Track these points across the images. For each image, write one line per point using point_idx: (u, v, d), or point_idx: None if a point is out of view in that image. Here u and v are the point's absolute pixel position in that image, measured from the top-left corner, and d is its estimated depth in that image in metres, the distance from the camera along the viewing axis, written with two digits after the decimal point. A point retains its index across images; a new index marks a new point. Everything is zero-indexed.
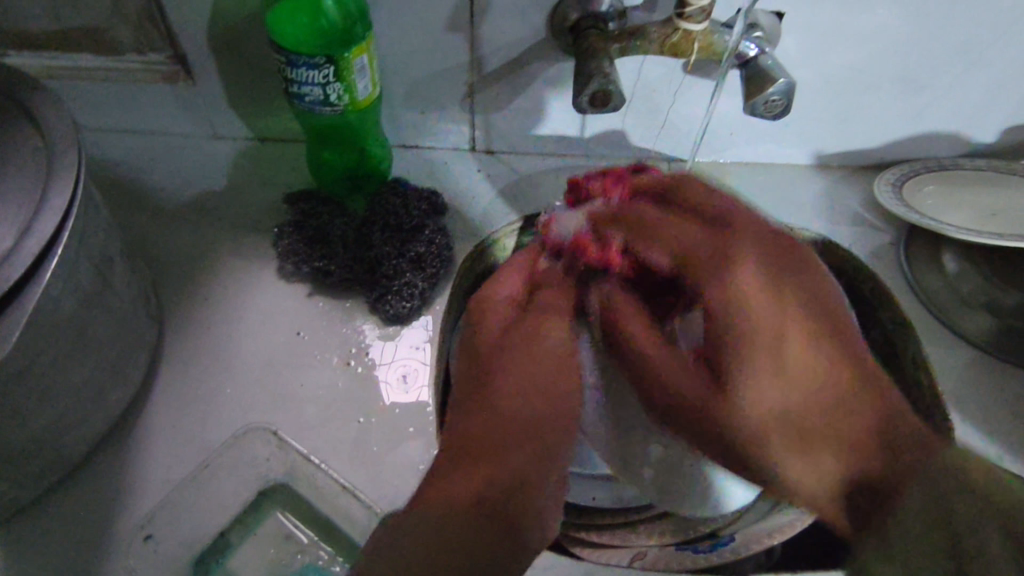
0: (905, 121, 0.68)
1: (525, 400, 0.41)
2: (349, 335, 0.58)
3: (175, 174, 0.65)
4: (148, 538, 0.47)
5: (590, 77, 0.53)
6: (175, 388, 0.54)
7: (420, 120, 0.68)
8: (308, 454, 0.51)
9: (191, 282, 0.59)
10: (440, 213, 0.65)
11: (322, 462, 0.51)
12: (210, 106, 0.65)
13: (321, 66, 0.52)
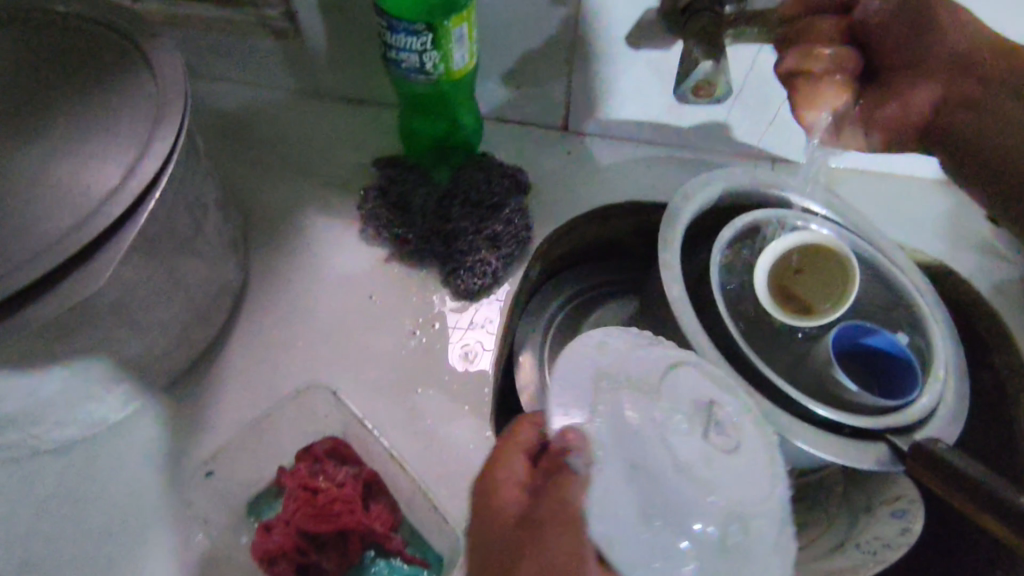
0: None
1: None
2: (419, 304, 0.58)
3: (276, 130, 0.68)
4: (208, 474, 0.51)
5: (698, 64, 0.49)
6: (251, 335, 0.56)
7: (517, 95, 0.66)
8: (364, 417, 0.53)
9: (279, 235, 0.61)
10: (523, 193, 0.64)
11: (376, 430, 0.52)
12: (316, 65, 0.66)
13: (420, 33, 0.51)
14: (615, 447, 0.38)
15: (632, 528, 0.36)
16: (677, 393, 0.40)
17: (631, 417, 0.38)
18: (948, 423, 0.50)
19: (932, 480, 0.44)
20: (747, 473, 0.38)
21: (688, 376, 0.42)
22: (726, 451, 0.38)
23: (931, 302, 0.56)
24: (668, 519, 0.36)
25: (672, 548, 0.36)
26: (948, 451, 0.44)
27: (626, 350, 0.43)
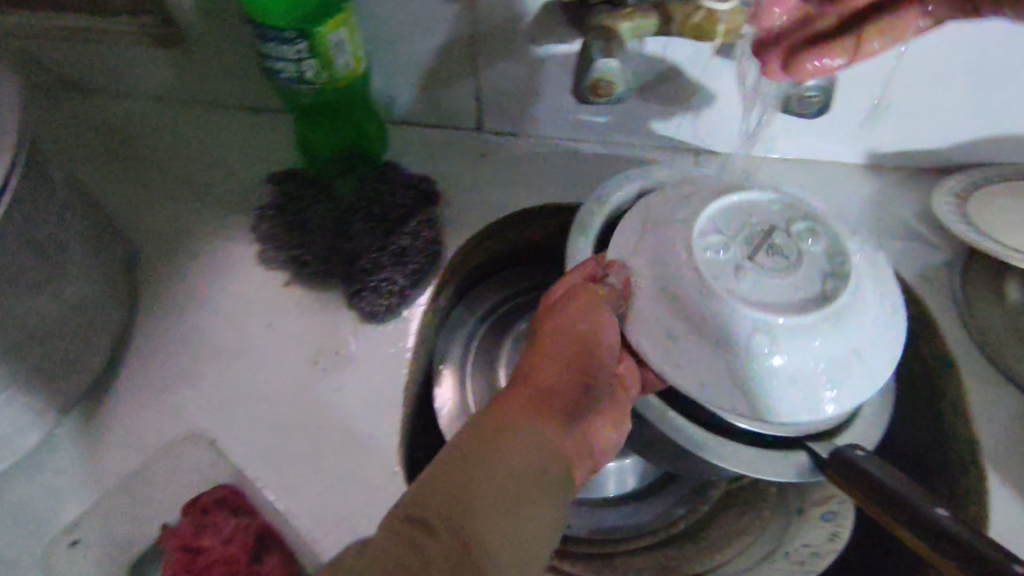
0: (980, 119, 0.58)
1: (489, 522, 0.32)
2: (320, 330, 0.55)
3: (166, 144, 0.63)
4: (74, 544, 0.47)
5: (597, 61, 0.47)
6: (137, 376, 0.52)
7: (423, 96, 0.62)
8: (244, 468, 0.48)
9: (170, 262, 0.57)
10: (433, 202, 0.59)
11: (259, 481, 0.48)
12: (203, 73, 0.61)
13: (293, 41, 0.46)
14: (655, 278, 0.44)
15: (711, 366, 0.42)
16: (709, 239, 0.44)
17: (683, 254, 0.43)
18: (871, 427, 0.48)
19: (850, 493, 0.42)
20: (788, 303, 0.42)
21: (719, 223, 0.45)
22: (781, 272, 0.43)
23: None
24: (736, 348, 0.41)
25: (718, 376, 0.41)
26: (868, 462, 0.42)
27: (665, 210, 0.46)
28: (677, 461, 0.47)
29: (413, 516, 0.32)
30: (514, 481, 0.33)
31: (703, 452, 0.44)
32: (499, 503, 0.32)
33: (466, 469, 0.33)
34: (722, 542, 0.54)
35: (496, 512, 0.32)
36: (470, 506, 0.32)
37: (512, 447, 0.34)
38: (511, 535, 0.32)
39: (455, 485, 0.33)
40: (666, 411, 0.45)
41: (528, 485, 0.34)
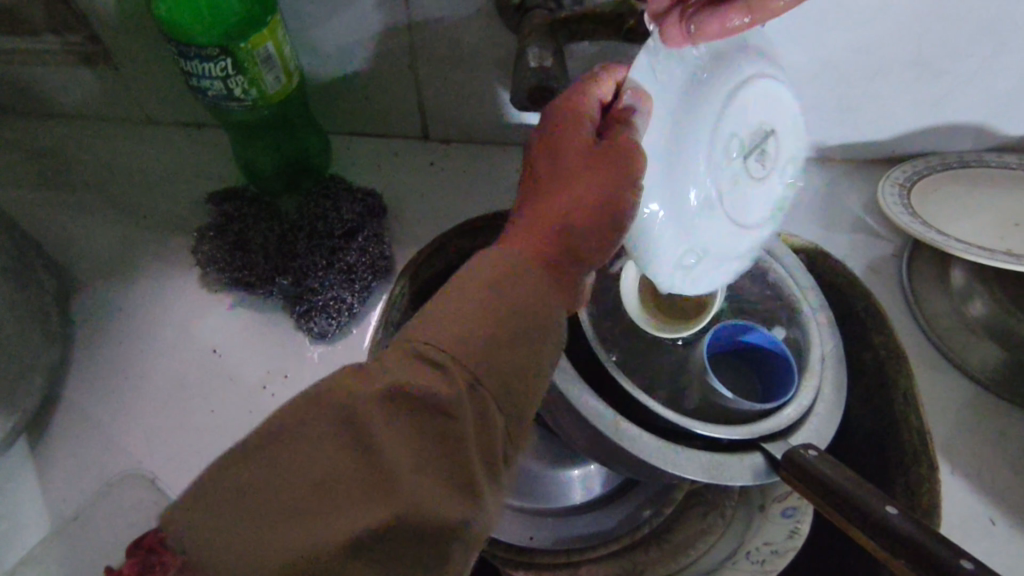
0: (922, 109, 0.59)
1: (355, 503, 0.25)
2: (266, 354, 0.53)
3: (101, 165, 0.61)
4: None
5: (529, 70, 0.44)
6: (77, 412, 0.51)
7: (367, 106, 0.60)
8: None
9: (108, 288, 0.55)
10: (379, 215, 0.58)
11: None
12: (135, 91, 0.59)
13: (216, 58, 0.45)
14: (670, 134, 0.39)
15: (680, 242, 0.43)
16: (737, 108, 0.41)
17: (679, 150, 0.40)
18: (822, 424, 0.48)
19: (803, 493, 0.42)
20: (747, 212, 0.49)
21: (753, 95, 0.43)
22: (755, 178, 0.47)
23: (807, 293, 0.53)
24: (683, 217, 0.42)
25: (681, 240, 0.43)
26: (820, 462, 0.42)
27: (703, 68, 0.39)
28: (634, 469, 0.47)
29: (416, 350, 0.28)
30: (519, 320, 0.30)
31: (652, 459, 0.44)
32: (506, 339, 0.29)
33: (458, 308, 0.29)
34: (688, 542, 0.54)
35: (500, 348, 0.29)
36: (477, 343, 0.29)
37: (510, 284, 0.31)
38: (513, 368, 0.29)
39: (454, 322, 0.29)
40: (618, 420, 0.45)
41: (522, 323, 0.30)
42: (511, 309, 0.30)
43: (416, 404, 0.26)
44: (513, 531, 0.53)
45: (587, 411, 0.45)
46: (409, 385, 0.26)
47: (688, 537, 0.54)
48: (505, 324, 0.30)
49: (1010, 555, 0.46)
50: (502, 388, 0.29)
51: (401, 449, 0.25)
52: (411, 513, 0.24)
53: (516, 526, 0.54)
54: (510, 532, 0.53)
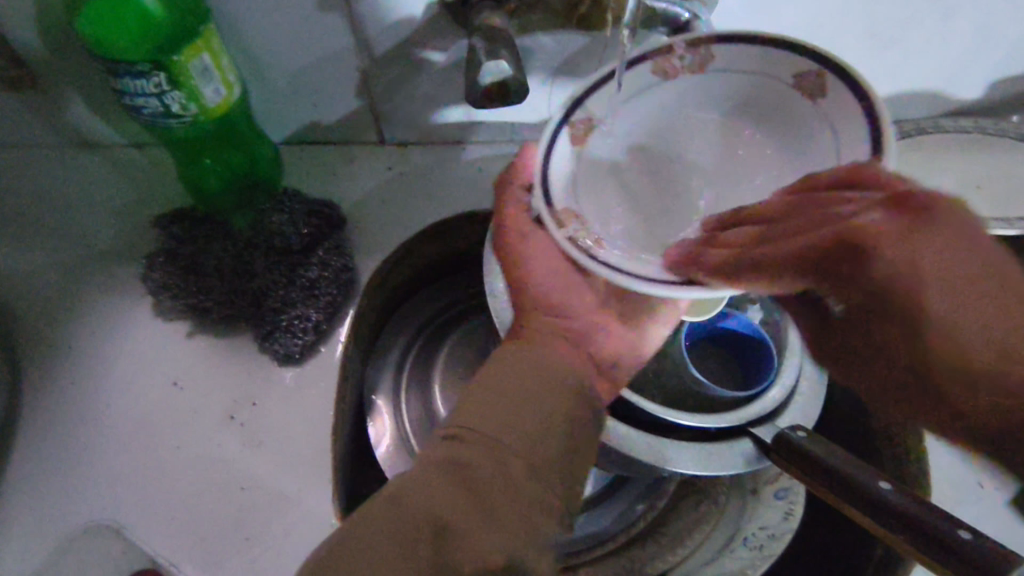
0: (879, 77, 0.58)
1: (468, 512, 0.31)
2: (232, 383, 0.50)
3: (35, 197, 0.57)
4: None
5: (484, 64, 0.42)
6: (30, 464, 0.48)
7: (315, 114, 0.57)
8: (155, 553, 0.45)
9: (54, 329, 0.52)
10: (339, 226, 0.55)
11: (174, 561, 0.45)
12: (65, 115, 0.55)
13: (148, 74, 0.42)
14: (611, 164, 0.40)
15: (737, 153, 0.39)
16: (602, 157, 0.40)
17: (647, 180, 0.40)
18: (808, 405, 0.47)
19: (797, 474, 0.42)
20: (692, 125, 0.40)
21: (597, 148, 0.40)
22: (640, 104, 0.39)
23: None
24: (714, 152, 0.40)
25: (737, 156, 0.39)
26: (809, 442, 0.42)
27: (579, 151, 0.39)
28: (624, 467, 0.45)
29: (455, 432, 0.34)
30: (560, 380, 0.37)
31: (643, 456, 0.43)
32: (531, 359, 0.37)
33: (505, 387, 0.36)
34: (682, 533, 0.53)
35: (528, 405, 0.35)
36: (512, 389, 0.36)
37: (528, 357, 0.38)
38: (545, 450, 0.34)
39: (488, 405, 0.35)
40: (607, 421, 0.44)
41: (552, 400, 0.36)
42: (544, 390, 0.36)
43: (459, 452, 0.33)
44: None
45: None
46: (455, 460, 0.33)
47: (681, 528, 0.53)
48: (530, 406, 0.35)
49: (1000, 515, 0.46)
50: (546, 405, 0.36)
51: (471, 480, 0.32)
52: (484, 513, 0.31)
53: None
54: None
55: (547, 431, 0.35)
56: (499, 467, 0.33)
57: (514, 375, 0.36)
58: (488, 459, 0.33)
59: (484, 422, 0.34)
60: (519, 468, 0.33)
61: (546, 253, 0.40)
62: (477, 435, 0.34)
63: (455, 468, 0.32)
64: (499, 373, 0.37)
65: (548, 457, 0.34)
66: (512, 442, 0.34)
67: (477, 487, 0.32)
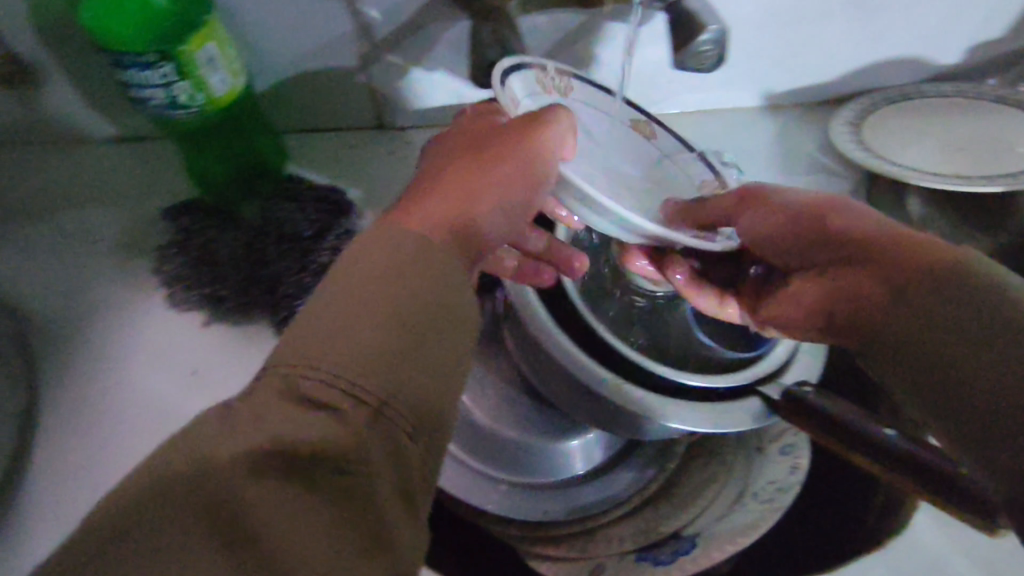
0: (861, 48, 0.61)
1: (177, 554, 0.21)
2: (252, 368, 0.51)
3: (35, 194, 0.57)
4: None
5: (491, 49, 0.45)
6: (51, 458, 0.48)
7: (315, 101, 0.57)
8: None
9: (62, 325, 0.52)
10: (346, 212, 0.56)
11: None
12: (63, 109, 0.55)
13: (155, 64, 0.42)
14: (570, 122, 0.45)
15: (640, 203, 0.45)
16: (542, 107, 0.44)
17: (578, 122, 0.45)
18: (811, 359, 0.50)
19: (810, 429, 0.43)
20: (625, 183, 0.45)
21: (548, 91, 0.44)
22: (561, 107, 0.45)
23: None
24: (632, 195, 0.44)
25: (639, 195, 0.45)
26: (815, 395, 0.45)
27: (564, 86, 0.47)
28: (635, 431, 0.47)
29: (306, 393, 0.23)
30: (411, 371, 0.25)
31: (659, 418, 0.45)
32: (396, 350, 0.25)
33: (347, 300, 0.25)
34: (693, 494, 0.55)
35: (333, 436, 0.23)
36: (351, 363, 0.24)
37: (427, 268, 0.27)
38: (418, 389, 0.25)
39: (352, 331, 0.24)
40: (622, 385, 0.46)
41: (437, 334, 0.26)
42: (418, 300, 0.26)
43: (216, 478, 0.22)
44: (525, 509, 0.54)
45: (589, 379, 0.45)
46: (296, 405, 0.23)
47: (692, 488, 0.55)
48: (412, 351, 0.25)
49: None
50: (360, 425, 0.23)
51: (217, 501, 0.22)
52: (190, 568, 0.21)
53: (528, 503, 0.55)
54: (522, 510, 0.54)
55: (374, 430, 0.23)
56: (298, 484, 0.22)
57: (422, 335, 0.26)
58: (264, 491, 0.22)
59: (256, 467, 0.22)
60: (315, 482, 0.22)
61: (503, 172, 0.34)
62: (237, 467, 0.22)
63: (239, 421, 0.23)
64: (324, 382, 0.23)
65: (396, 423, 0.24)
66: (319, 447, 0.22)
67: (241, 494, 0.22)
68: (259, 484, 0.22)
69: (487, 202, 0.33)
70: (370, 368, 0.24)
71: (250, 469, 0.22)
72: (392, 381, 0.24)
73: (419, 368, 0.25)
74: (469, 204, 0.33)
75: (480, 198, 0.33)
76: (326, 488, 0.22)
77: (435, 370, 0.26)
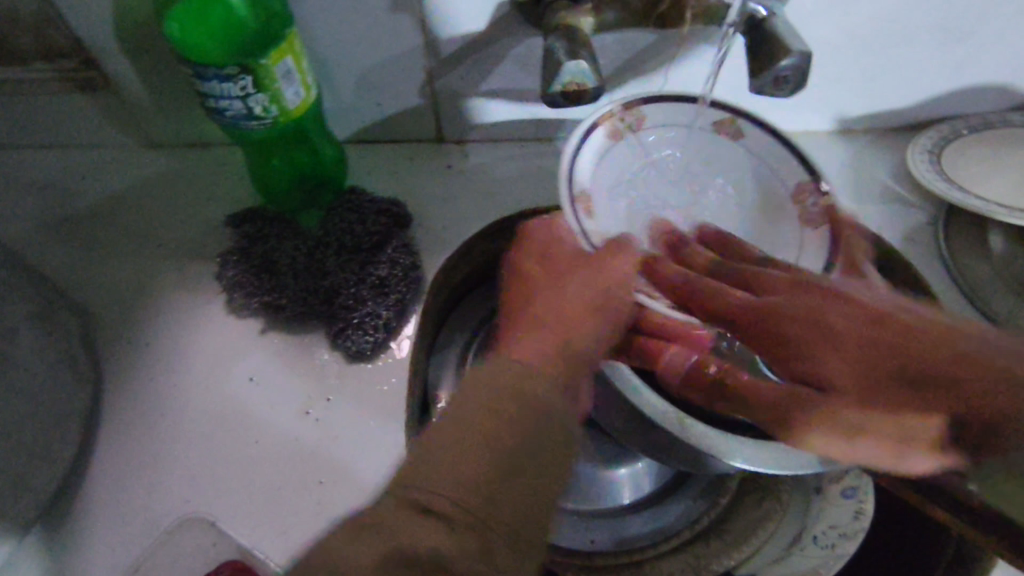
0: (945, 74, 0.58)
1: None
2: (308, 378, 0.51)
3: (107, 196, 0.58)
4: None
5: (564, 63, 0.42)
6: (113, 457, 0.49)
7: (378, 113, 0.58)
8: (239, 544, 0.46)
9: (129, 325, 0.53)
10: (404, 225, 0.56)
11: (261, 552, 0.46)
12: (136, 114, 0.56)
13: (235, 77, 0.43)
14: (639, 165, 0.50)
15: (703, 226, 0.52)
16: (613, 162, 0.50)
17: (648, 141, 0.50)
18: None
19: (882, 472, 0.42)
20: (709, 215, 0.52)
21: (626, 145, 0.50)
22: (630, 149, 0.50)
23: None
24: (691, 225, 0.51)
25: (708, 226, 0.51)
26: None
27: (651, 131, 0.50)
28: (690, 467, 0.46)
29: (428, 487, 0.27)
30: (533, 466, 0.29)
31: (721, 454, 0.43)
32: (521, 435, 0.29)
33: (483, 408, 0.29)
34: (748, 533, 0.53)
35: (476, 505, 0.27)
36: (476, 451, 0.28)
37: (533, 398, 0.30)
38: (532, 469, 0.29)
39: (475, 425, 0.29)
40: (683, 417, 0.44)
41: (552, 445, 0.30)
42: (527, 404, 0.30)
43: (366, 536, 0.26)
44: (572, 537, 0.53)
45: (650, 410, 0.44)
46: (424, 515, 0.26)
47: (747, 527, 0.53)
48: (526, 439, 0.29)
49: None
50: (495, 509, 0.27)
51: (367, 548, 0.25)
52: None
53: (575, 531, 0.53)
54: (568, 538, 0.53)
55: (507, 512, 0.27)
56: (440, 541, 0.26)
57: (540, 420, 0.30)
58: (407, 538, 0.25)
59: (401, 529, 0.26)
60: (462, 539, 0.26)
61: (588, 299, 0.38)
62: (388, 529, 0.26)
63: (401, 495, 0.27)
64: (462, 459, 0.28)
65: (526, 513, 0.28)
66: (459, 518, 0.26)
67: (388, 544, 0.25)
68: (396, 538, 0.25)
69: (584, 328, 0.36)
70: (499, 449, 0.28)
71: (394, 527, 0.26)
72: (523, 461, 0.28)
73: (550, 449, 0.30)
74: (571, 295, 0.39)
75: (572, 286, 0.39)
76: (468, 547, 0.26)
77: (559, 464, 0.30)
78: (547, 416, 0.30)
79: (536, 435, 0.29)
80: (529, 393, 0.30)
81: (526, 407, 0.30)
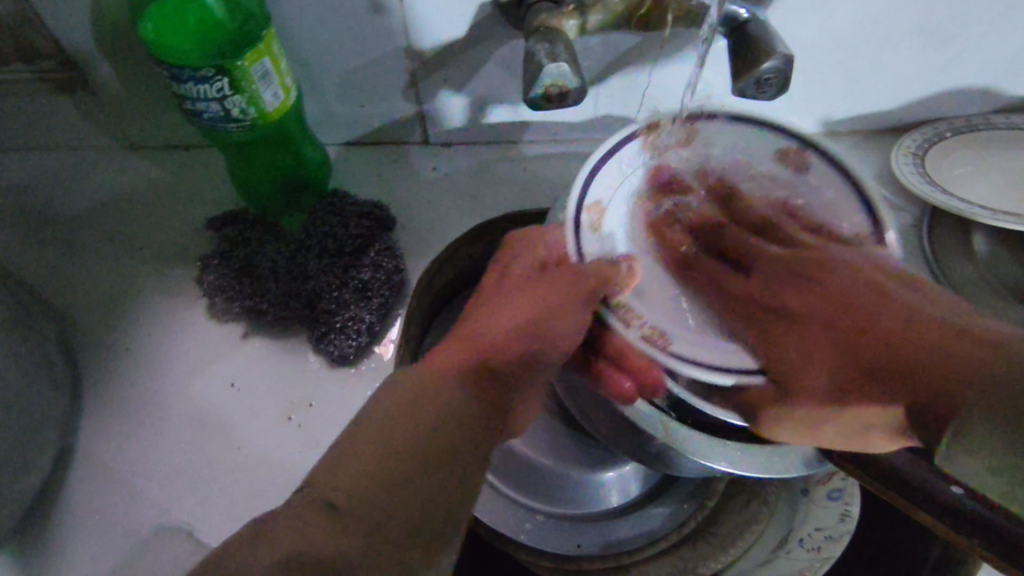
0: (929, 77, 0.58)
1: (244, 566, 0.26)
2: (290, 383, 0.51)
3: (87, 198, 0.58)
4: None
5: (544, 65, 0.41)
6: (90, 465, 0.48)
7: (362, 115, 0.57)
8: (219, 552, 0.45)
9: (108, 330, 0.52)
10: (387, 227, 0.55)
11: None
12: (116, 116, 0.55)
13: (211, 79, 0.42)
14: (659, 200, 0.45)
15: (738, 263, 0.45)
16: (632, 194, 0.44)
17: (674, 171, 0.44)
18: None
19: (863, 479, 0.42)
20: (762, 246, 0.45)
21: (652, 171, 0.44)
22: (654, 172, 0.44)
23: None
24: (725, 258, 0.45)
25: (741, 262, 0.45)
26: None
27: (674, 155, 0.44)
28: (674, 469, 0.45)
29: (338, 483, 0.29)
30: (440, 475, 0.30)
31: (706, 460, 0.43)
32: (431, 439, 0.31)
33: (405, 411, 0.31)
34: (734, 535, 0.52)
35: (381, 506, 0.28)
36: (393, 450, 0.30)
37: (448, 397, 0.33)
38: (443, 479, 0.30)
39: (391, 425, 0.31)
40: (668, 422, 0.44)
41: (465, 459, 0.31)
42: (448, 414, 0.32)
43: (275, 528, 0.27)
44: (558, 542, 0.52)
45: (636, 416, 0.44)
46: (332, 505, 0.28)
47: (734, 530, 0.53)
48: (439, 446, 0.31)
49: None
50: (404, 510, 0.29)
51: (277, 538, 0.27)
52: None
53: (561, 536, 0.52)
54: (554, 542, 0.52)
55: (413, 513, 0.29)
56: (349, 534, 0.27)
57: (451, 425, 0.32)
58: (315, 529, 0.27)
59: (312, 515, 0.28)
60: (367, 533, 0.28)
61: (536, 304, 0.38)
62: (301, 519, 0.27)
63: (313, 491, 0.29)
64: (376, 457, 0.29)
65: (426, 518, 0.29)
66: (365, 512, 0.28)
67: (295, 536, 0.27)
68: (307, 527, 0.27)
69: (513, 334, 0.37)
70: (411, 448, 0.30)
71: (302, 515, 0.28)
72: (433, 466, 0.30)
73: (458, 462, 0.31)
74: (508, 308, 0.39)
75: (515, 302, 0.39)
76: (370, 538, 0.28)
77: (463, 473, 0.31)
78: (463, 424, 0.32)
79: (446, 443, 0.31)
80: (446, 402, 0.32)
81: (443, 416, 0.32)
